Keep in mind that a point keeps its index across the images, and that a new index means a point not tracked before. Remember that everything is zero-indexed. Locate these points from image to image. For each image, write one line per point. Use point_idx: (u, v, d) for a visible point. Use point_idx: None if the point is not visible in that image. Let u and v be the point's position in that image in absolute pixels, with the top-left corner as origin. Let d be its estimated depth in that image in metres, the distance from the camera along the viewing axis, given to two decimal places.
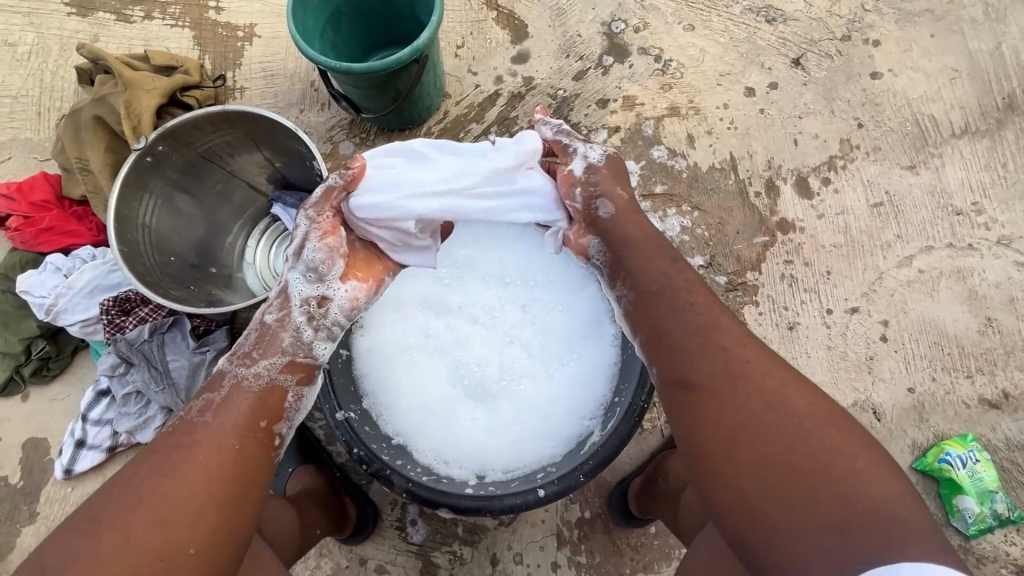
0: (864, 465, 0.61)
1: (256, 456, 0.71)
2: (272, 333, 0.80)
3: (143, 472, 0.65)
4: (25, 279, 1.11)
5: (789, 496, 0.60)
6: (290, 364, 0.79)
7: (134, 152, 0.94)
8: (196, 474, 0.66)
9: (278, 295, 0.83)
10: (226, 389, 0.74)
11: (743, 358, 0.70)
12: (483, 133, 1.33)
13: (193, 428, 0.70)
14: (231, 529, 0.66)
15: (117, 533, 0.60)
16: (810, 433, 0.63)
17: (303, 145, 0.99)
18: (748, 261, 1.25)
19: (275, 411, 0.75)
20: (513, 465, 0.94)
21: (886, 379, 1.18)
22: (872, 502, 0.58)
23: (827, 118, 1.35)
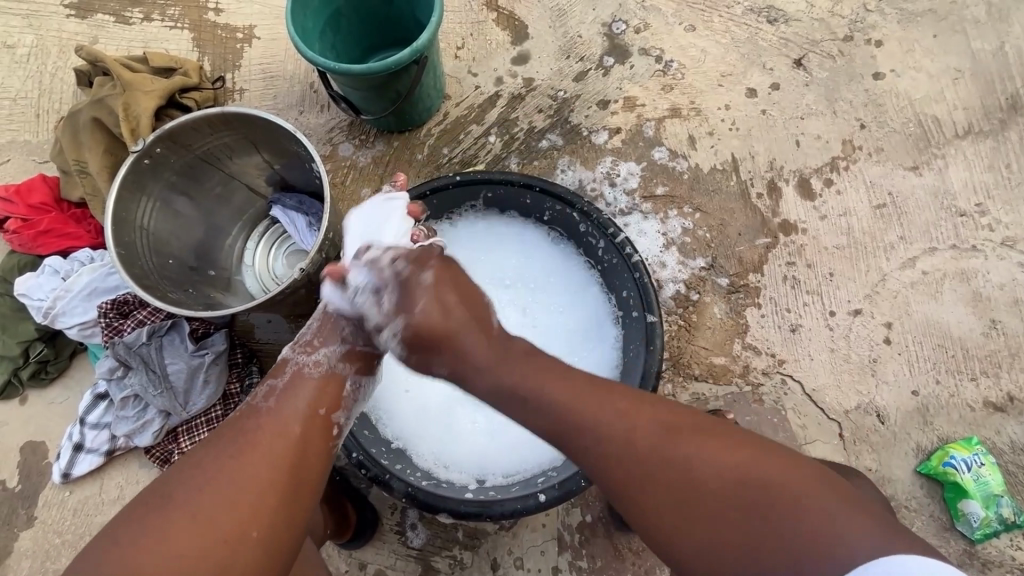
0: (797, 485, 0.58)
1: (319, 445, 0.70)
2: (333, 320, 0.83)
3: (209, 453, 0.63)
4: (23, 282, 1.10)
5: (744, 553, 0.57)
6: (347, 353, 0.81)
7: (132, 154, 0.94)
8: (264, 455, 0.64)
9: (336, 282, 0.84)
10: (288, 374, 0.76)
11: (637, 435, 0.64)
12: (483, 135, 1.32)
13: (261, 413, 0.69)
14: (292, 518, 0.63)
15: (183, 512, 0.58)
16: (733, 478, 0.60)
17: (302, 147, 0.98)
18: (749, 263, 1.24)
19: (334, 399, 0.76)
20: (513, 470, 0.94)
21: (889, 382, 1.17)
22: (819, 527, 0.55)
23: (829, 118, 1.34)
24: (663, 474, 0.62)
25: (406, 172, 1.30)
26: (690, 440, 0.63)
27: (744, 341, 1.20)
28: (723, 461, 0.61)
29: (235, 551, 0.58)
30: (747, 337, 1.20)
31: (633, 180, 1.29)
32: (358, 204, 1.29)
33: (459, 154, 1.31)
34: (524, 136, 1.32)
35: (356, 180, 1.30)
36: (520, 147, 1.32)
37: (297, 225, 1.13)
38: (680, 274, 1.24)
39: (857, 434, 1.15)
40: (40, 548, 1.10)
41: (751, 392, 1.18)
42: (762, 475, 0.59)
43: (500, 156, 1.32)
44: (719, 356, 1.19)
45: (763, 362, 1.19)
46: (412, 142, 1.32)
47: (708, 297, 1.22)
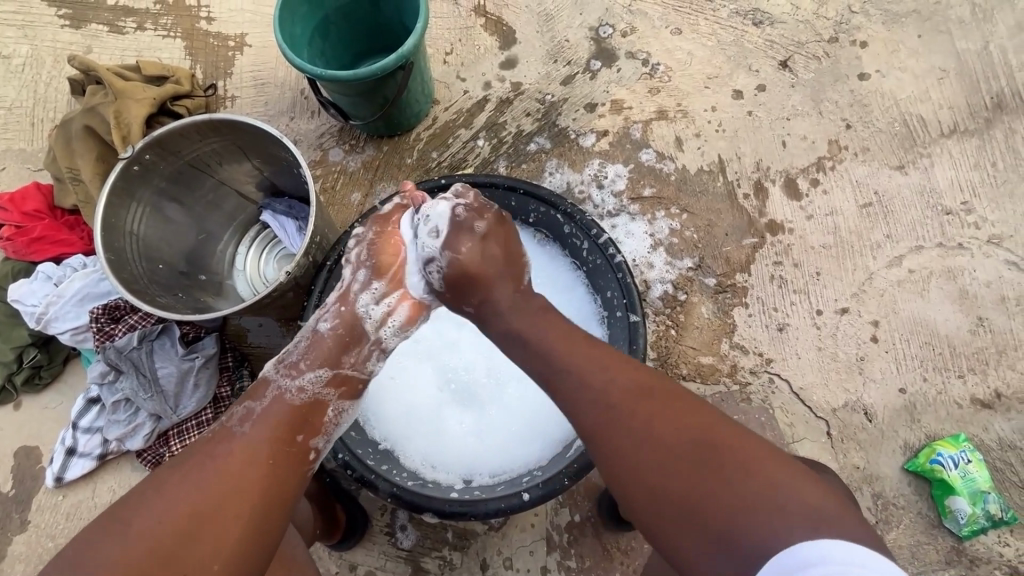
0: (752, 454, 0.59)
1: (291, 471, 0.70)
2: (324, 341, 0.82)
3: (179, 477, 0.64)
4: (17, 288, 1.12)
5: (688, 507, 0.59)
6: (332, 379, 0.81)
7: (121, 161, 0.95)
8: (231, 483, 0.64)
9: (337, 301, 0.85)
10: (269, 399, 0.75)
11: (622, 391, 0.66)
12: (471, 138, 1.34)
13: (232, 437, 0.69)
14: (255, 550, 0.63)
15: (145, 540, 0.59)
16: (697, 436, 0.61)
17: (289, 152, 1.00)
18: (737, 263, 1.25)
19: (314, 426, 0.76)
20: (501, 469, 0.94)
21: (877, 379, 1.18)
22: (761, 494, 0.56)
23: (815, 119, 1.35)
24: (635, 420, 0.64)
25: (396, 176, 1.31)
26: (661, 402, 0.65)
27: (731, 340, 1.20)
28: (689, 424, 0.63)
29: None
30: (734, 337, 1.21)
31: (620, 182, 1.31)
32: (348, 209, 1.30)
33: (448, 159, 1.33)
34: (512, 140, 1.34)
35: (346, 184, 1.31)
36: (508, 150, 1.33)
37: (287, 230, 1.15)
38: (668, 274, 1.24)
39: (845, 432, 1.16)
40: (33, 552, 1.11)
41: (739, 391, 1.18)
42: (725, 439, 0.61)
43: (488, 159, 1.33)
44: (707, 356, 1.20)
45: (750, 361, 1.19)
46: (401, 147, 1.33)
47: (695, 297, 1.23)
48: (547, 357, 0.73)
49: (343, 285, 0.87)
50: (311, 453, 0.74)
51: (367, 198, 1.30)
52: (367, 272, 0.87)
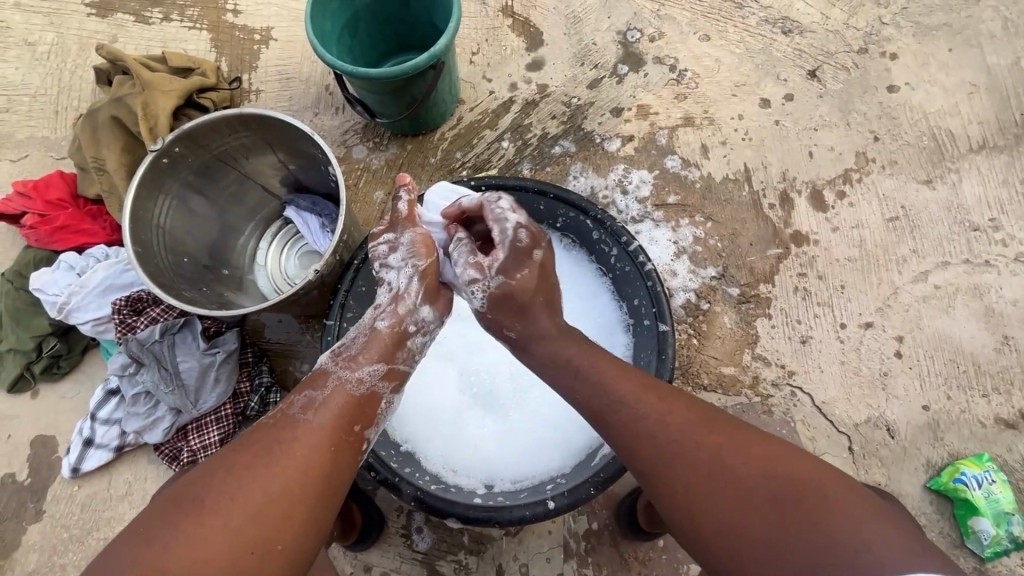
0: (822, 487, 0.59)
1: (350, 459, 0.70)
2: (380, 337, 0.80)
3: (246, 459, 0.63)
4: (39, 277, 1.11)
5: (759, 540, 0.58)
6: (388, 372, 0.78)
7: (151, 153, 0.94)
8: (296, 467, 0.64)
9: (390, 301, 0.83)
10: (329, 389, 0.73)
11: (679, 429, 0.67)
12: (496, 140, 1.33)
13: (294, 423, 0.68)
14: (317, 531, 0.63)
15: (212, 518, 0.59)
16: (759, 470, 0.61)
17: (319, 149, 0.99)
18: (761, 273, 1.24)
19: (369, 415, 0.74)
20: (522, 476, 0.93)
21: (900, 396, 1.17)
22: (839, 530, 0.55)
23: (842, 130, 1.34)
24: (692, 449, 0.65)
25: (419, 176, 1.31)
26: (719, 434, 0.66)
27: (753, 351, 1.19)
28: (752, 450, 0.63)
29: (261, 564, 0.59)
30: (757, 348, 1.19)
31: (645, 188, 1.30)
32: (370, 206, 1.29)
33: (472, 159, 1.32)
34: (537, 142, 1.33)
35: (369, 182, 1.30)
36: (533, 153, 1.32)
37: (311, 227, 1.14)
38: (690, 283, 1.23)
39: (866, 448, 1.15)
40: (48, 542, 1.11)
41: (760, 404, 1.17)
42: (789, 468, 0.61)
43: (512, 161, 1.32)
44: (729, 367, 1.19)
45: (772, 373, 1.18)
46: (425, 146, 1.32)
47: (718, 306, 1.22)
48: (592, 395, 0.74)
49: (392, 286, 0.85)
50: (365, 443, 0.73)
51: (389, 196, 1.29)
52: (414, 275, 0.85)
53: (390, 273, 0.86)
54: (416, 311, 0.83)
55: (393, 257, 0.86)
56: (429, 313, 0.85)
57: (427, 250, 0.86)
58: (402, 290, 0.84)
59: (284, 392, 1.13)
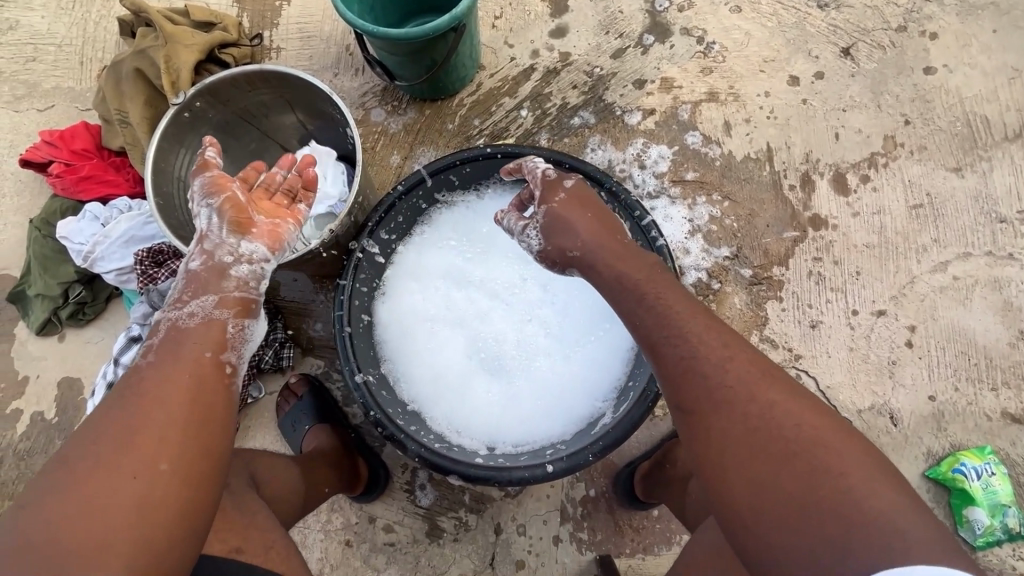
0: (869, 474, 0.58)
1: (216, 380, 0.67)
2: (196, 276, 0.74)
3: (102, 410, 0.62)
4: (65, 226, 1.14)
5: (782, 505, 0.58)
6: (221, 301, 0.73)
7: (173, 107, 0.94)
8: (145, 404, 0.62)
9: (194, 247, 0.77)
10: (162, 331, 0.69)
11: (737, 380, 0.66)
12: (515, 108, 1.31)
13: (139, 369, 0.66)
14: (200, 447, 0.62)
15: (81, 462, 0.57)
16: (807, 443, 0.60)
17: (338, 109, 0.98)
18: (775, 255, 1.23)
19: (222, 341, 0.70)
20: (522, 440, 0.96)
21: (906, 385, 1.16)
22: (874, 515, 0.54)
23: (872, 112, 1.30)
24: (743, 404, 0.64)
25: (436, 141, 1.30)
26: (772, 397, 0.64)
27: (761, 333, 1.19)
28: (805, 419, 0.62)
29: (149, 485, 0.58)
30: (765, 330, 1.19)
31: (663, 164, 1.28)
32: (387, 170, 1.30)
33: (490, 127, 1.31)
34: (556, 112, 1.31)
35: (386, 145, 1.30)
36: (551, 123, 1.31)
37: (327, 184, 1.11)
38: (703, 261, 1.23)
39: (868, 434, 1.14)
40: None
41: None
42: (838, 445, 0.60)
43: (530, 131, 1.31)
44: None
45: (779, 355, 1.18)
46: (443, 111, 1.31)
47: (729, 287, 1.22)
48: (653, 324, 0.74)
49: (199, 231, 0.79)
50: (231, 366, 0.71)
51: (406, 161, 1.29)
52: (209, 207, 0.79)
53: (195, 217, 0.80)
54: (227, 245, 0.76)
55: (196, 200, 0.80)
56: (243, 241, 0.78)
57: (218, 184, 0.79)
58: (208, 228, 0.78)
59: (296, 348, 1.17)
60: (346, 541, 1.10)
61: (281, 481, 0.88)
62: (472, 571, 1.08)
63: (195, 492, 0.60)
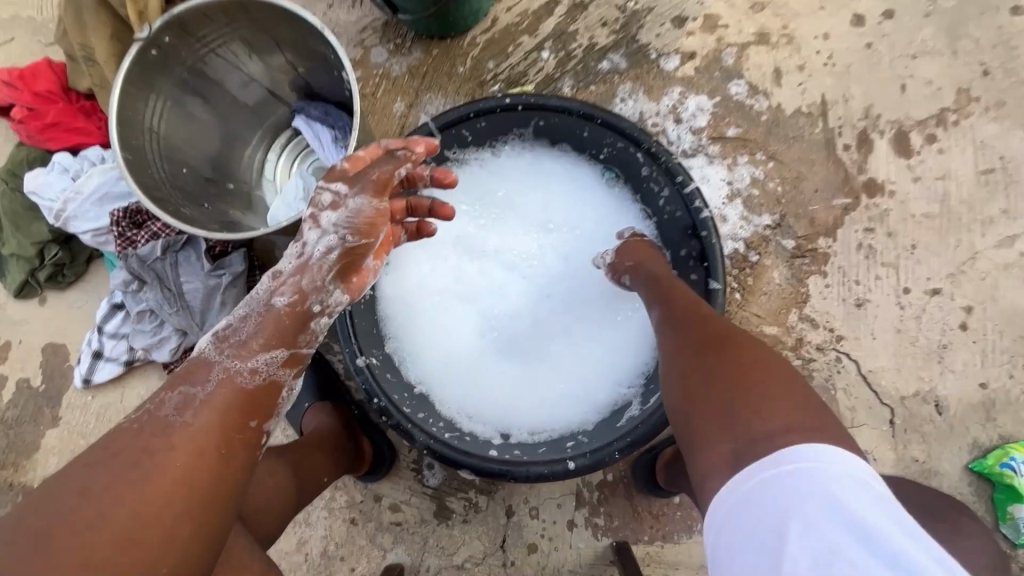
0: (773, 379, 0.57)
1: (243, 461, 0.58)
2: (278, 319, 0.63)
3: (110, 475, 0.52)
4: (34, 180, 1.03)
5: (691, 399, 0.61)
6: (290, 358, 0.63)
7: (137, 43, 0.80)
8: (162, 482, 0.52)
9: (294, 271, 0.66)
10: (213, 384, 0.59)
11: (678, 314, 0.72)
12: (535, 49, 1.15)
13: (166, 427, 0.55)
14: (209, 547, 0.54)
15: (73, 548, 0.48)
16: (724, 348, 0.62)
17: (331, 48, 0.84)
18: (822, 225, 1.10)
19: (268, 409, 0.61)
20: (539, 428, 0.88)
21: (956, 371, 1.06)
22: (757, 404, 0.55)
23: (946, 60, 1.13)
24: (686, 325, 0.69)
25: (445, 87, 1.15)
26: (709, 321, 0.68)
27: (801, 312, 1.08)
28: (733, 334, 0.65)
29: None
30: (805, 309, 1.08)
31: (701, 118, 1.13)
32: (389, 119, 1.15)
33: (506, 71, 1.15)
34: (582, 55, 1.15)
35: (388, 91, 1.15)
36: (576, 67, 1.15)
37: (322, 140, 1.01)
38: (741, 230, 1.10)
39: (910, 422, 1.05)
40: (65, 447, 1.11)
41: (801, 367, 1.07)
42: (757, 355, 0.61)
43: (552, 76, 1.15)
44: (771, 327, 1.08)
45: (819, 336, 1.08)
46: (453, 52, 1.15)
47: (768, 260, 1.10)
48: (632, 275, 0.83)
49: (302, 249, 0.67)
50: (265, 439, 0.61)
51: (411, 109, 1.15)
52: (336, 237, 0.67)
53: (310, 228, 0.68)
54: (323, 290, 0.66)
55: (327, 215, 0.68)
56: (340, 293, 0.68)
57: (370, 227, 0.68)
58: (314, 258, 0.66)
59: None
60: (351, 519, 1.06)
61: (270, 490, 0.77)
62: (482, 553, 1.04)
63: None
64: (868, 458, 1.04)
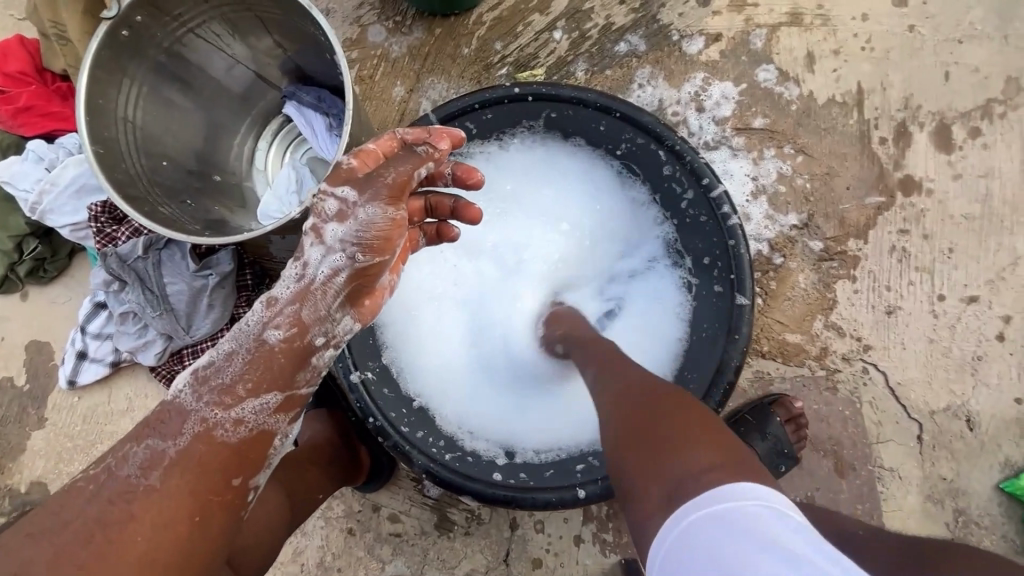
0: (690, 417, 0.55)
1: (218, 523, 0.54)
2: (273, 358, 0.57)
3: (68, 550, 0.49)
4: (6, 169, 0.96)
5: (616, 443, 0.58)
6: (283, 403, 0.57)
7: (104, 23, 0.72)
8: (125, 559, 0.49)
9: (293, 299, 0.58)
10: (187, 438, 0.54)
11: (597, 364, 0.70)
12: (546, 28, 1.06)
13: (132, 491, 0.52)
14: None
15: None
16: (642, 391, 0.61)
17: (321, 29, 0.75)
18: (853, 226, 1.02)
19: (253, 461, 0.56)
20: (547, 446, 0.81)
21: (991, 384, 0.99)
22: (675, 444, 0.52)
23: (997, 45, 1.03)
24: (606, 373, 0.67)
25: (449, 70, 1.06)
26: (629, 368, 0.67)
27: (827, 319, 1.01)
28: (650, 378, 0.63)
29: None
30: (832, 316, 1.01)
31: (726, 107, 1.04)
32: (388, 104, 1.07)
33: (514, 53, 1.06)
34: (598, 36, 1.05)
35: (387, 74, 1.06)
36: (591, 49, 1.05)
37: (316, 129, 0.93)
38: (766, 231, 1.03)
39: (940, 438, 0.99)
40: (51, 450, 1.07)
41: (825, 377, 1.01)
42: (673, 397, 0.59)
43: (564, 59, 1.06)
44: (795, 334, 1.01)
45: (845, 345, 1.01)
46: (457, 31, 1.06)
47: (794, 263, 1.02)
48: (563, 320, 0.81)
49: (302, 272, 0.59)
50: (251, 492, 0.57)
51: (411, 94, 1.06)
52: (342, 259, 0.58)
53: (310, 245, 0.59)
54: (327, 321, 0.59)
55: (332, 230, 0.58)
56: (348, 320, 0.61)
57: (381, 246, 0.59)
58: (316, 284, 0.58)
59: None
60: (348, 530, 1.02)
61: (261, 523, 0.72)
62: (484, 567, 1.00)
63: None
64: (894, 475, 0.98)
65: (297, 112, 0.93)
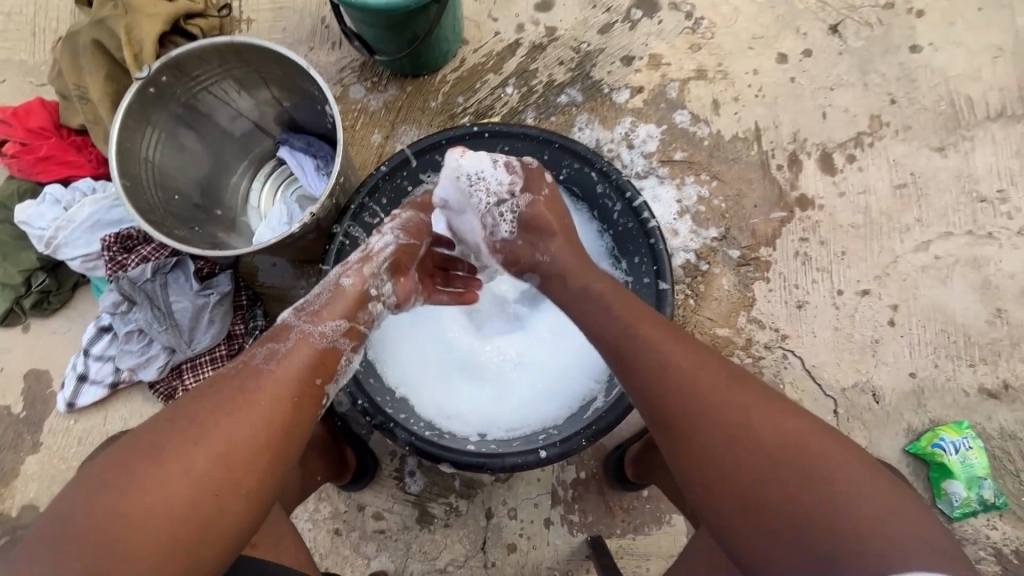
0: (844, 473, 0.57)
1: (309, 411, 0.68)
2: (344, 295, 0.78)
3: (206, 405, 0.62)
4: (24, 210, 1.08)
5: (764, 509, 0.58)
6: (349, 330, 0.77)
7: (137, 82, 0.88)
8: (252, 416, 0.63)
9: (359, 261, 0.82)
10: (292, 342, 0.71)
11: (694, 394, 0.65)
12: (500, 85, 1.27)
13: (258, 373, 0.67)
14: (276, 480, 0.63)
15: (177, 459, 0.57)
16: (774, 439, 0.60)
17: (315, 84, 0.93)
18: (762, 236, 1.22)
19: (330, 370, 0.73)
20: (515, 425, 0.94)
21: (888, 363, 1.18)
22: (846, 514, 0.54)
23: (859, 91, 1.30)
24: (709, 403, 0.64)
25: (419, 120, 1.25)
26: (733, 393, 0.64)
27: (749, 314, 1.19)
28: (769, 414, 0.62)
29: (224, 501, 0.58)
30: (752, 311, 1.19)
31: (651, 143, 1.26)
32: (368, 149, 1.25)
33: (474, 105, 1.26)
34: (543, 90, 1.27)
35: (366, 124, 1.25)
36: (537, 101, 1.27)
37: (306, 169, 1.08)
38: (692, 243, 1.22)
39: (851, 411, 1.16)
40: (45, 473, 1.12)
41: (752, 364, 1.18)
42: (809, 443, 0.59)
43: (516, 109, 1.27)
44: (723, 329, 1.19)
45: (766, 335, 1.18)
46: (425, 88, 1.26)
47: (717, 268, 1.21)
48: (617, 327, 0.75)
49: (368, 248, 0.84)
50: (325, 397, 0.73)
51: (388, 140, 1.25)
52: (394, 237, 0.85)
53: (375, 233, 0.86)
54: (380, 280, 0.82)
55: (388, 224, 0.87)
56: (390, 288, 0.84)
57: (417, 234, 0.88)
58: (375, 253, 0.83)
59: None
60: (335, 530, 1.09)
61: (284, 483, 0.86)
62: (464, 556, 1.08)
63: (251, 524, 0.61)
64: None
65: (291, 155, 1.09)
